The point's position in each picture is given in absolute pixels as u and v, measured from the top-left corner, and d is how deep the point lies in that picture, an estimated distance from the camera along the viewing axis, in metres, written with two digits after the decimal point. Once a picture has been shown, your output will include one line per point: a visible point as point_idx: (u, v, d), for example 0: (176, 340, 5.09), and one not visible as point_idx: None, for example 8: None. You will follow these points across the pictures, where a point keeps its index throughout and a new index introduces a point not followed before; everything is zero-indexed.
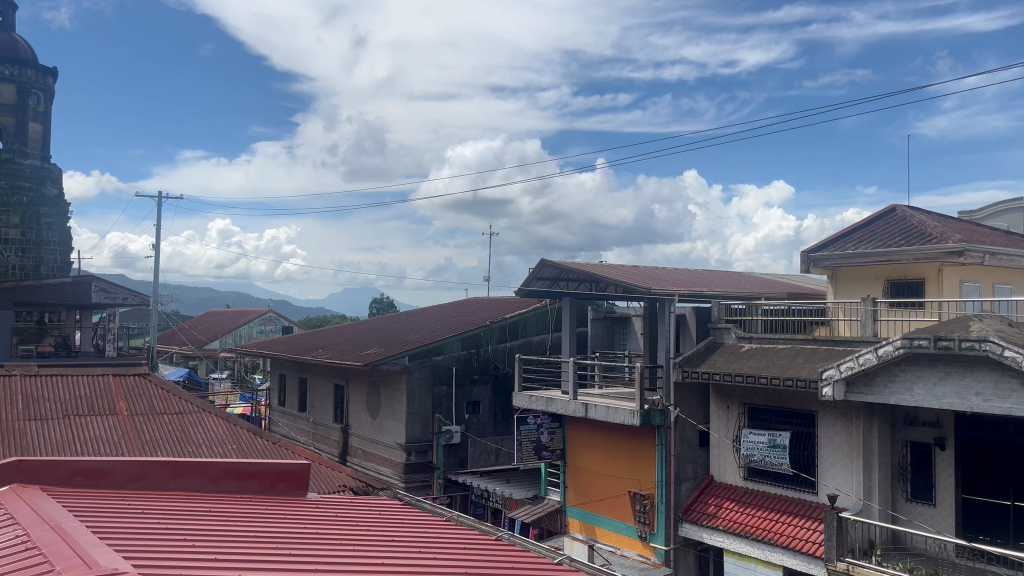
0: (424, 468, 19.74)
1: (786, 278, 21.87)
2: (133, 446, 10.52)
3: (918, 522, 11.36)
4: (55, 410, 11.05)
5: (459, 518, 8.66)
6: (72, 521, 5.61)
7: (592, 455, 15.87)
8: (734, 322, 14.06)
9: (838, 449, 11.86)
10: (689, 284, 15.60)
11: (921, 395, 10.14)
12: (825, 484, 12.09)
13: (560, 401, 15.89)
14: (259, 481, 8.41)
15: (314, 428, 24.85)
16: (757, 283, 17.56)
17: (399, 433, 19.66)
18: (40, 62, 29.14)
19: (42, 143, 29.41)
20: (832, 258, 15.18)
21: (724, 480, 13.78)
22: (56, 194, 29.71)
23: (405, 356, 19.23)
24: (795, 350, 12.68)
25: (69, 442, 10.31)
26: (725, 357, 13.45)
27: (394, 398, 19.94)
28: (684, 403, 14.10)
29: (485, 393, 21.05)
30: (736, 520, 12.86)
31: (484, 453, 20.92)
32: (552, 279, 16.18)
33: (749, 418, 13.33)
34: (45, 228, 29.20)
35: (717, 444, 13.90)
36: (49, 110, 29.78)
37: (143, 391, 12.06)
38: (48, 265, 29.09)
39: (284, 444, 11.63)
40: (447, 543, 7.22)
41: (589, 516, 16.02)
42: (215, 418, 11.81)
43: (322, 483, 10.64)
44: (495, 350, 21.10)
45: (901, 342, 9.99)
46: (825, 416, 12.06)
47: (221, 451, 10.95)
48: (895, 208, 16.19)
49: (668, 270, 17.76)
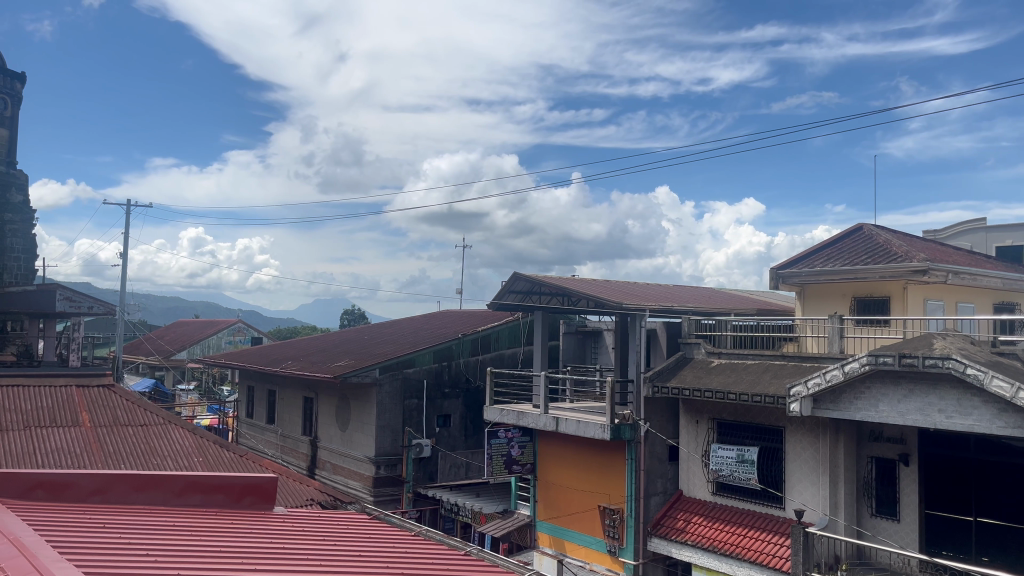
0: (393, 481, 19.60)
1: (756, 293, 22.17)
2: (96, 458, 10.32)
3: (882, 538, 11.48)
4: (16, 421, 10.82)
5: (428, 532, 8.57)
6: (31, 535, 5.48)
7: (563, 470, 15.84)
8: (704, 337, 14.14)
9: (804, 464, 11.99)
10: (661, 298, 15.69)
11: (887, 411, 10.29)
12: (793, 500, 12.19)
13: (531, 415, 15.85)
14: (225, 494, 8.28)
15: (283, 440, 24.54)
16: (728, 299, 17.74)
17: (369, 446, 19.50)
18: (7, 67, 28.64)
19: (8, 149, 28.74)
20: (801, 275, 15.40)
21: (692, 494, 13.87)
22: (22, 201, 29.10)
23: (375, 368, 19.10)
24: (764, 365, 12.77)
25: (30, 454, 10.11)
26: (695, 373, 13.54)
27: (364, 410, 19.79)
28: (654, 418, 14.10)
29: (456, 406, 20.97)
30: (705, 536, 12.90)
31: (454, 467, 20.85)
32: (524, 293, 16.24)
33: (718, 434, 13.43)
34: (9, 235, 28.57)
35: (686, 459, 13.97)
36: (15, 116, 29.12)
37: (107, 403, 11.86)
38: (12, 273, 28.51)
39: (251, 457, 11.46)
40: (418, 559, 7.14)
41: (559, 530, 15.97)
42: (180, 430, 11.63)
43: (289, 497, 10.49)
44: (467, 363, 21.07)
45: (867, 359, 10.11)
46: (793, 431, 12.20)
47: (186, 464, 10.77)
48: (862, 226, 16.48)
49: (641, 284, 17.87)
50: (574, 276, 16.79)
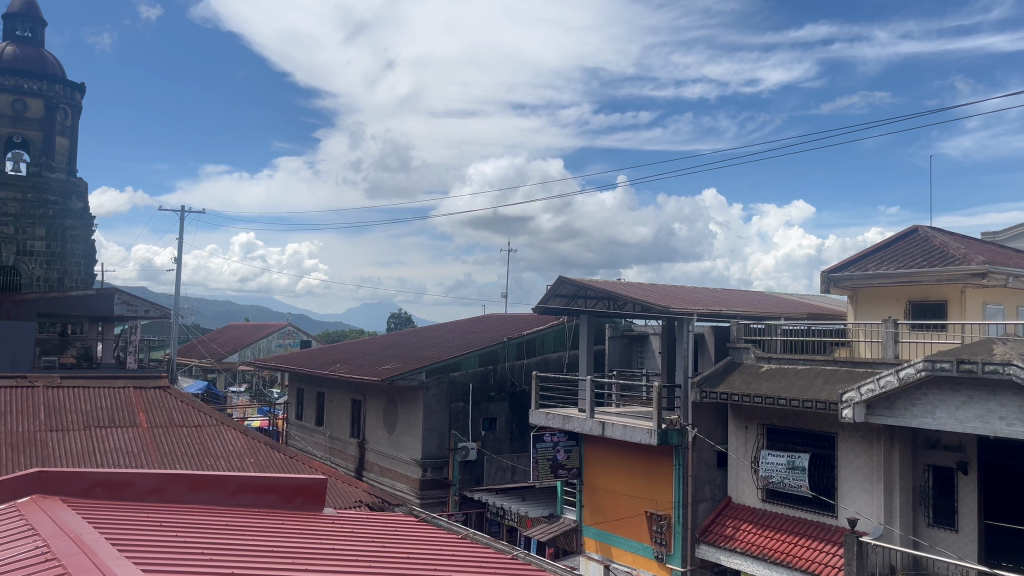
0: (439, 484, 19.72)
1: (807, 297, 21.78)
2: (153, 458, 10.61)
3: (940, 548, 11.16)
4: (77, 421, 11.15)
5: (475, 535, 8.60)
6: (91, 533, 5.64)
7: (610, 474, 15.75)
8: (754, 341, 13.93)
9: (858, 471, 11.72)
10: (708, 303, 15.52)
11: (944, 418, 10.03)
12: (846, 508, 11.92)
13: (578, 419, 15.79)
14: (277, 495, 8.41)
15: (331, 443, 24.87)
16: (778, 303, 17.47)
17: (415, 449, 19.66)
18: (68, 78, 29.55)
19: (68, 157, 29.65)
20: (853, 278, 15.05)
21: (742, 501, 13.67)
22: (82, 208, 30.01)
23: (422, 371, 19.25)
24: (815, 371, 12.53)
25: (90, 453, 10.43)
26: (744, 378, 13.35)
27: (411, 413, 19.97)
28: (702, 423, 13.94)
29: (501, 410, 21.01)
30: (754, 543, 12.69)
31: (500, 470, 20.87)
32: (569, 297, 16.21)
33: (768, 440, 13.21)
34: (70, 240, 29.56)
35: (735, 465, 13.78)
36: (76, 125, 30.05)
37: (163, 404, 12.16)
38: (72, 277, 29.46)
39: (302, 458, 11.64)
40: (465, 561, 7.17)
41: (605, 535, 15.88)
42: (233, 431, 11.87)
43: (338, 498, 10.64)
44: (512, 366, 21.10)
45: (923, 365, 9.87)
46: (846, 438, 11.94)
47: (239, 464, 11.01)
48: (917, 228, 16.07)
49: (688, 288, 17.71)
50: (620, 280, 16.69)
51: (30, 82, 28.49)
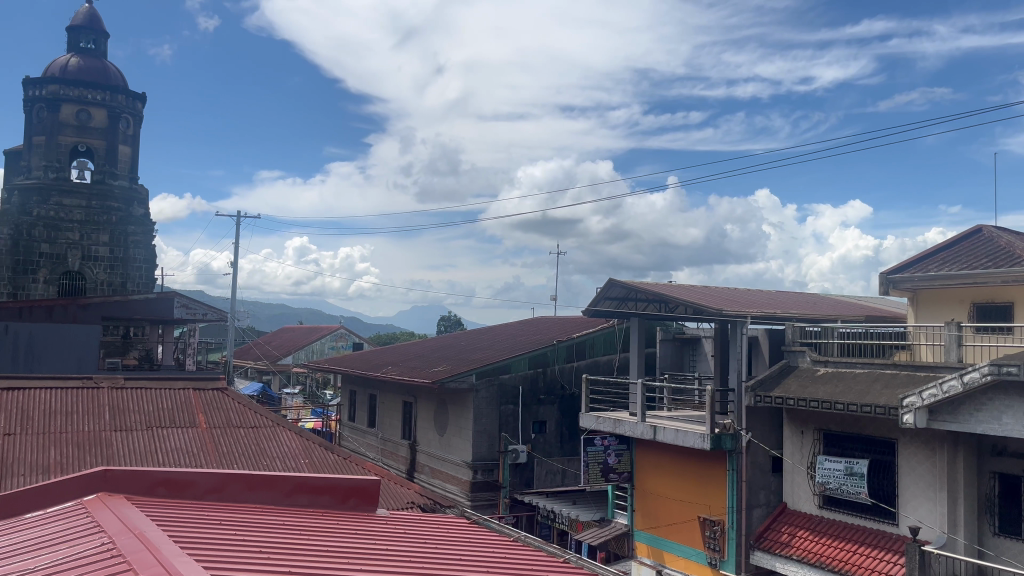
0: (490, 487, 19.78)
1: (864, 300, 21.27)
2: (212, 458, 10.87)
3: (1006, 559, 10.77)
4: (140, 421, 11.48)
5: (526, 538, 8.59)
6: (155, 530, 5.79)
7: (661, 478, 15.60)
8: (810, 345, 13.67)
9: (920, 479, 11.39)
10: (762, 305, 15.26)
11: (1011, 424, 9.68)
12: (907, 516, 11.59)
13: (628, 423, 15.66)
14: (331, 496, 8.49)
15: (383, 444, 25.14)
16: (835, 306, 17.08)
17: (466, 451, 19.76)
18: (130, 88, 30.43)
19: (130, 165, 30.49)
20: (913, 280, 14.62)
21: (798, 507, 13.40)
22: (143, 214, 30.86)
23: (472, 374, 19.36)
24: (874, 375, 12.22)
25: (152, 453, 10.74)
26: (800, 382, 13.08)
27: (461, 416, 20.08)
28: (756, 427, 13.71)
29: (551, 413, 20.98)
30: (811, 550, 12.43)
31: (550, 474, 20.81)
32: (620, 299, 16.11)
33: (825, 445, 12.93)
34: (132, 246, 30.47)
35: (791, 471, 13.52)
36: (137, 134, 30.91)
37: (222, 405, 12.44)
38: (135, 281, 30.37)
39: (355, 459, 11.79)
40: (517, 564, 7.17)
41: (658, 540, 15.73)
42: (289, 432, 12.08)
43: (390, 500, 10.76)
44: (563, 369, 21.06)
45: (989, 369, 9.56)
46: (907, 444, 11.61)
47: (294, 465, 11.21)
48: (981, 228, 15.57)
49: (741, 290, 17.44)
50: (671, 282, 16.52)
51: (94, 93, 29.39)
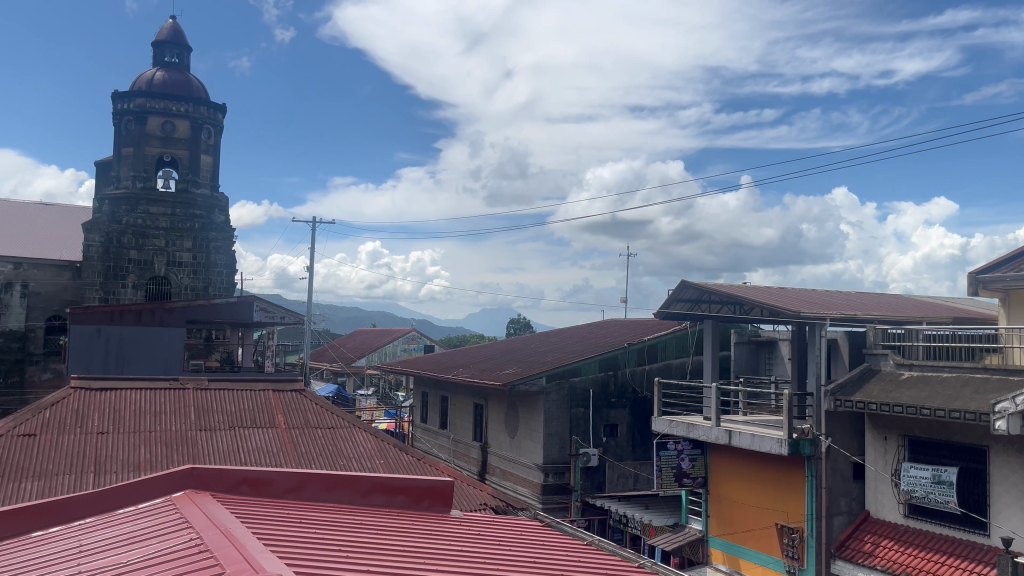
0: (561, 489, 19.74)
1: (951, 301, 20.38)
2: (291, 458, 11.17)
3: None
4: (223, 421, 11.87)
5: (600, 542, 8.52)
6: (239, 526, 5.98)
7: (737, 484, 15.30)
8: (893, 347, 13.18)
9: (1014, 488, 10.85)
10: (842, 307, 14.80)
11: None
12: (1000, 527, 11.06)
13: (702, 427, 15.40)
14: (406, 496, 8.60)
15: (455, 445, 25.37)
16: (919, 307, 16.44)
17: (537, 453, 19.78)
18: (211, 100, 31.46)
19: (211, 174, 31.57)
20: (1005, 279, 13.95)
21: (881, 515, 12.94)
22: (224, 221, 31.92)
23: (542, 377, 19.37)
24: (962, 379, 11.71)
25: (234, 452, 11.09)
26: (883, 386, 12.65)
27: (532, 419, 20.11)
28: (836, 433, 13.32)
29: (623, 416, 20.80)
30: (896, 560, 11.98)
31: (622, 478, 20.55)
32: (692, 301, 15.87)
33: (910, 452, 12.45)
34: (213, 251, 31.65)
35: (874, 478, 13.07)
36: (218, 143, 31.97)
37: (300, 406, 12.76)
38: (216, 285, 31.58)
39: (428, 460, 11.92)
40: (590, 568, 7.12)
41: (733, 547, 15.42)
42: (364, 433, 12.30)
43: (463, 502, 10.82)
44: (634, 372, 20.86)
45: None
46: (999, 452, 11.08)
47: (369, 465, 11.41)
48: None
49: (819, 292, 16.95)
50: (745, 284, 16.18)
51: (177, 105, 30.47)
